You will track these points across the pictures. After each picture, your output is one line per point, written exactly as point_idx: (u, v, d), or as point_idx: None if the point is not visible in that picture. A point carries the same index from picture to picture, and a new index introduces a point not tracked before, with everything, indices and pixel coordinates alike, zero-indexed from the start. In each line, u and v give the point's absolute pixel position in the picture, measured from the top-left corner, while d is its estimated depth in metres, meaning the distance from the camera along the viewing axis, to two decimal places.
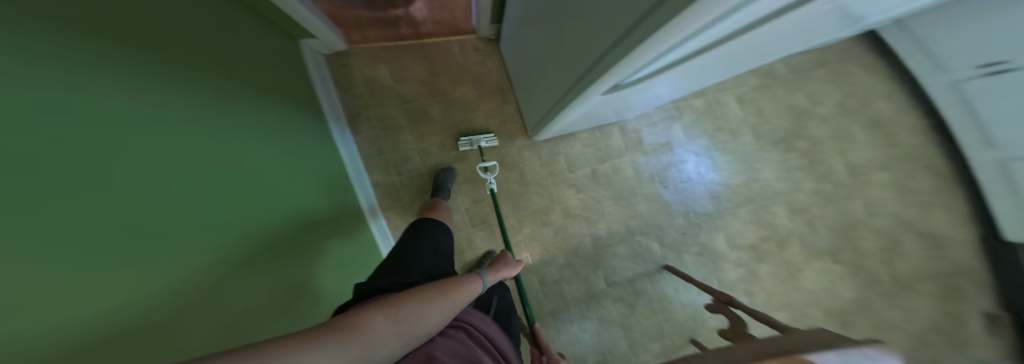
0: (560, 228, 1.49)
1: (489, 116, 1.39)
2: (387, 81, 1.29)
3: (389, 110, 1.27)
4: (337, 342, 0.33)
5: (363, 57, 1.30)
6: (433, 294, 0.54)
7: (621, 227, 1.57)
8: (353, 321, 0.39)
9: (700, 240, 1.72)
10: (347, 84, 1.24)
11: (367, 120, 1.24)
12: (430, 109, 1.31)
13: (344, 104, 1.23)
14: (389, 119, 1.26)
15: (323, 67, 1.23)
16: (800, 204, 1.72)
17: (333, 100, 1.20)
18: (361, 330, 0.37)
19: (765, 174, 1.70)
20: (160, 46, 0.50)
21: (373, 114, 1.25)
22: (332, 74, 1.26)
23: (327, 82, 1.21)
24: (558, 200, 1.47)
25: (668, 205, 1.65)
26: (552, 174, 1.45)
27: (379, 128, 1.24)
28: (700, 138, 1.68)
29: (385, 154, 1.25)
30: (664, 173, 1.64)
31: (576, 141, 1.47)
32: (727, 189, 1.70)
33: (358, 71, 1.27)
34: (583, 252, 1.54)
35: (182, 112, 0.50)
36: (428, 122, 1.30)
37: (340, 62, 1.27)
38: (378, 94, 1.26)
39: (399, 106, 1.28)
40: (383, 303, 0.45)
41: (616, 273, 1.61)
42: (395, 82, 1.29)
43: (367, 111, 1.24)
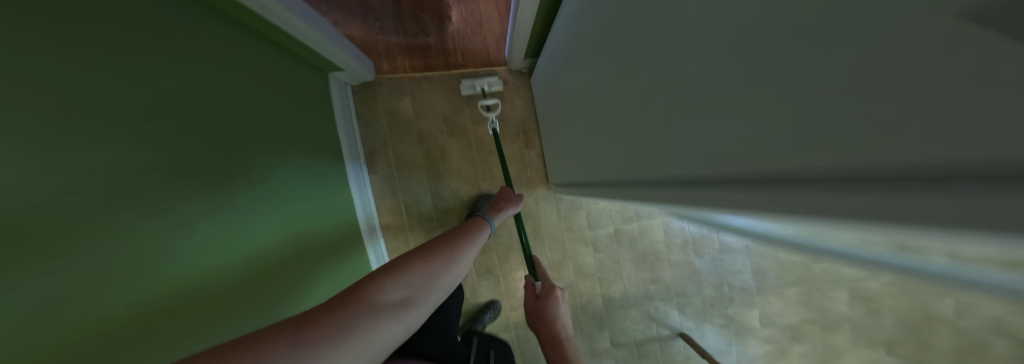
0: (570, 284, 1.40)
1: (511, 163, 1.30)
2: (410, 116, 1.22)
3: (406, 149, 1.22)
4: (363, 323, 0.34)
5: (387, 88, 1.21)
6: (449, 251, 0.52)
7: (639, 292, 1.43)
8: (373, 289, 0.38)
9: (731, 314, 1.50)
10: (373, 119, 1.21)
11: (383, 158, 1.21)
12: (446, 150, 1.23)
13: (364, 140, 1.21)
14: (405, 159, 1.22)
15: (349, 98, 1.18)
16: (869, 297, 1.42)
17: (353, 136, 1.18)
18: (387, 309, 0.37)
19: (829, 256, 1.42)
20: (228, 98, 0.60)
21: (390, 153, 1.22)
22: (357, 106, 1.20)
23: (350, 116, 1.18)
24: (572, 257, 1.37)
25: (698, 273, 1.47)
26: (570, 229, 1.34)
27: (395, 168, 1.22)
28: None
29: (399, 195, 1.25)
30: (699, 239, 1.45)
31: None
32: (771, 264, 1.48)
33: (382, 103, 1.21)
34: (591, 311, 1.44)
35: (236, 170, 0.58)
36: (445, 164, 1.24)
37: (363, 92, 1.21)
38: (399, 131, 1.21)
39: (417, 145, 1.23)
40: (404, 264, 0.44)
41: (624, 337, 1.48)
42: (415, 117, 1.22)
43: (385, 148, 1.21)
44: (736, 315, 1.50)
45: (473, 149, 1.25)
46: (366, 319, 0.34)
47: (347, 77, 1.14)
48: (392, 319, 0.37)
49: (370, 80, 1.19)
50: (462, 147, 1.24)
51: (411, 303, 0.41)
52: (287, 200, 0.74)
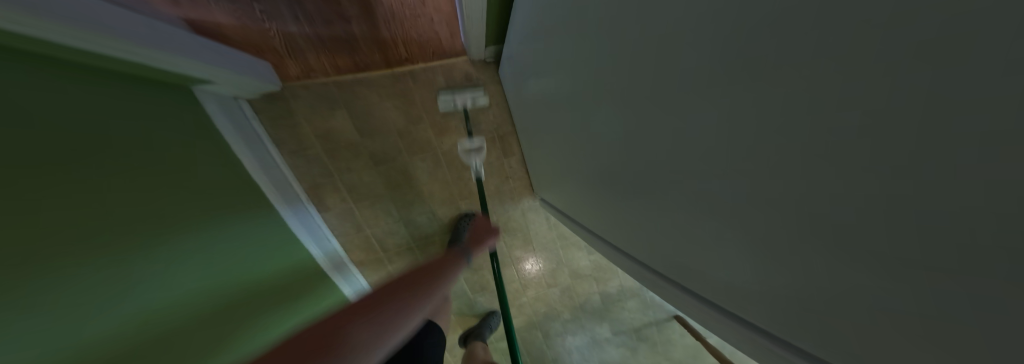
0: (567, 287, 1.35)
1: (489, 174, 1.12)
2: (353, 136, 0.96)
3: (359, 177, 0.99)
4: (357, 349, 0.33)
5: (305, 100, 0.93)
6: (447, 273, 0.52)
7: (636, 285, 1.40)
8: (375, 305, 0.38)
9: None
10: (300, 146, 0.95)
11: (333, 192, 1.00)
12: (413, 170, 1.02)
13: (297, 172, 0.96)
14: (360, 190, 1.01)
15: (252, 121, 0.89)
16: None
17: (281, 172, 0.93)
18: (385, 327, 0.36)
19: None
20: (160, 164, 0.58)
21: (339, 184, 0.99)
22: (266, 128, 0.92)
23: (267, 144, 0.92)
24: (566, 262, 1.29)
25: None
26: (563, 236, 1.23)
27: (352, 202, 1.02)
28: None
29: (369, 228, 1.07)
30: None
31: None
32: None
33: (302, 123, 0.94)
34: (590, 308, 1.42)
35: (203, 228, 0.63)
36: (413, 188, 1.04)
37: (269, 110, 0.91)
38: (343, 156, 0.97)
39: (373, 170, 1.00)
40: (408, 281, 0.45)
41: (623, 324, 1.51)
42: (361, 136, 0.97)
43: (332, 180, 0.99)
44: None
45: (442, 167, 1.05)
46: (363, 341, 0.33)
47: (236, 90, 0.82)
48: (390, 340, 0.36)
49: (275, 92, 0.91)
50: (429, 165, 1.03)
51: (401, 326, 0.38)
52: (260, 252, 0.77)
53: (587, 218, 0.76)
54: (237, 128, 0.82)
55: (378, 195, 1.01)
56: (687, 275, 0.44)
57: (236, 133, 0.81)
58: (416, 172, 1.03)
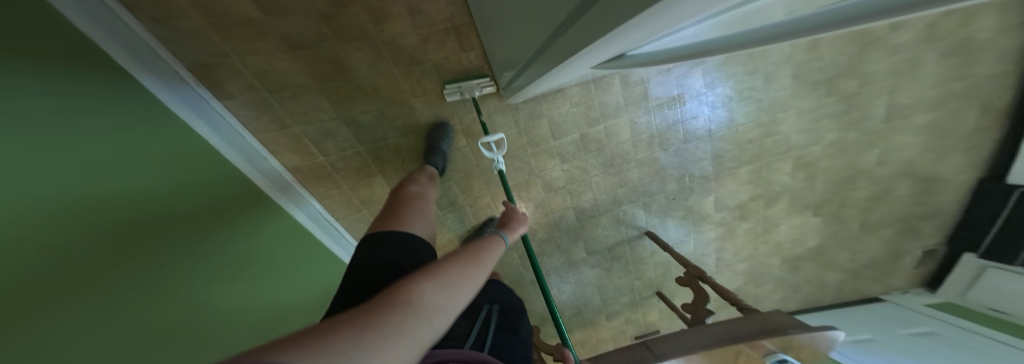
0: (542, 202, 1.33)
1: (445, 69, 1.00)
2: (254, 11, 0.74)
3: (275, 63, 0.84)
4: (412, 325, 0.24)
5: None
6: (476, 256, 0.45)
7: (608, 199, 1.39)
8: (416, 292, 0.30)
9: (691, 204, 1.53)
10: (175, 17, 0.71)
11: (238, 78, 0.84)
12: (348, 61, 0.88)
13: (176, 51, 0.76)
14: (281, 80, 0.87)
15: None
16: (813, 166, 1.41)
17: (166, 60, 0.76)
18: (431, 311, 0.28)
19: (787, 127, 1.29)
20: (56, 118, 0.56)
21: (241, 67, 0.83)
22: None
23: (128, 21, 0.69)
24: (539, 173, 1.26)
25: (664, 170, 1.37)
26: (533, 143, 1.18)
27: (272, 93, 0.89)
28: (723, 82, 1.16)
29: (297, 125, 0.96)
30: (668, 132, 1.26)
31: (564, 99, 1.10)
32: (732, 149, 1.35)
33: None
34: (565, 225, 1.43)
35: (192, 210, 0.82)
36: (352, 82, 0.92)
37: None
38: (244, 36, 0.77)
39: (291, 56, 0.84)
40: (442, 268, 0.38)
41: (597, 243, 1.55)
42: (266, 14, 0.75)
43: (229, 61, 0.81)
44: (694, 203, 1.52)
45: (385, 60, 0.92)
46: (404, 319, 0.24)
47: None
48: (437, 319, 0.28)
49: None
50: (369, 55, 0.90)
51: (448, 305, 0.31)
52: (171, 195, 0.78)
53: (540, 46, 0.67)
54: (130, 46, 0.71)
55: (307, 85, 0.89)
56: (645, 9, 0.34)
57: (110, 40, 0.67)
58: (349, 60, 0.89)
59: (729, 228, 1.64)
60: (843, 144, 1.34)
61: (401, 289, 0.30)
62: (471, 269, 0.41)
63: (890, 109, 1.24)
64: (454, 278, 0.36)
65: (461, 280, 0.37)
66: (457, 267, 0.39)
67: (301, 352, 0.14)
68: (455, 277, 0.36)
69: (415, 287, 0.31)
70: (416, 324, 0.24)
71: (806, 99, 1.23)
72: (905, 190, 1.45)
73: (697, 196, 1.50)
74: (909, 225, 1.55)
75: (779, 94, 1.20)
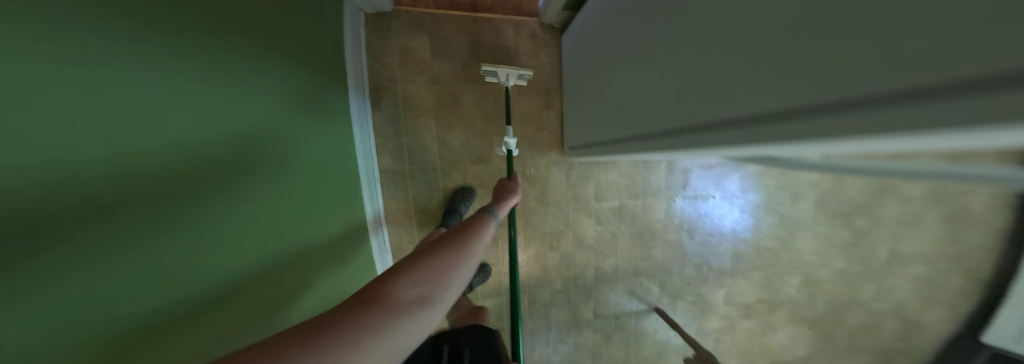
0: (567, 255, 1.39)
1: (526, 121, 1.22)
2: (426, 56, 1.04)
3: (419, 91, 1.05)
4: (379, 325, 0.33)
5: (404, 24, 1.01)
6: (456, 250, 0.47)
7: (630, 268, 1.49)
8: (387, 288, 0.37)
9: (703, 295, 1.63)
10: (384, 52, 1.01)
11: (390, 95, 1.04)
12: (464, 99, 1.11)
13: (370, 72, 1.01)
14: (415, 102, 1.06)
15: (360, 27, 0.98)
16: (813, 286, 1.52)
17: (362, 73, 1.00)
18: (399, 308, 0.36)
19: (802, 245, 1.45)
20: (242, 73, 0.51)
21: (399, 91, 1.04)
22: (367, 35, 0.99)
23: (361, 48, 0.98)
24: (573, 227, 1.35)
25: (686, 255, 1.52)
26: (577, 198, 1.32)
27: (403, 109, 1.05)
28: (753, 192, 1.41)
29: (406, 138, 1.08)
30: (695, 222, 1.47)
31: (613, 169, 1.30)
32: (752, 253, 1.53)
33: (394, 38, 1.01)
34: (582, 282, 1.47)
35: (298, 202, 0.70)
36: (458, 111, 1.11)
37: (376, 24, 0.99)
38: (411, 70, 1.03)
39: (431, 87, 1.06)
40: (418, 264, 0.42)
41: (606, 308, 1.57)
42: (433, 59, 1.04)
43: (394, 86, 1.03)
44: (707, 295, 1.62)
45: (489, 102, 1.14)
46: (375, 316, 0.33)
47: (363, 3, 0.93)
48: (401, 316, 0.35)
49: (387, 12, 1.00)
50: (479, 98, 1.12)
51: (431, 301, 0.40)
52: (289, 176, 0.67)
53: (610, 140, 0.88)
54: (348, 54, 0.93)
55: (430, 110, 1.07)
56: (668, 146, 0.58)
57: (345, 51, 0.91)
58: (473, 103, 1.12)
59: (728, 322, 1.65)
60: (848, 274, 1.49)
61: (377, 285, 0.37)
62: (445, 264, 0.44)
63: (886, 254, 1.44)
64: (420, 276, 0.41)
65: (426, 280, 0.41)
66: (427, 264, 0.43)
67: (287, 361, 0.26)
68: (423, 274, 0.41)
69: (387, 285, 0.37)
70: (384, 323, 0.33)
71: (809, 217, 1.43)
72: (895, 329, 1.55)
73: (711, 288, 1.60)
74: (892, 363, 1.61)
75: (803, 214, 1.42)
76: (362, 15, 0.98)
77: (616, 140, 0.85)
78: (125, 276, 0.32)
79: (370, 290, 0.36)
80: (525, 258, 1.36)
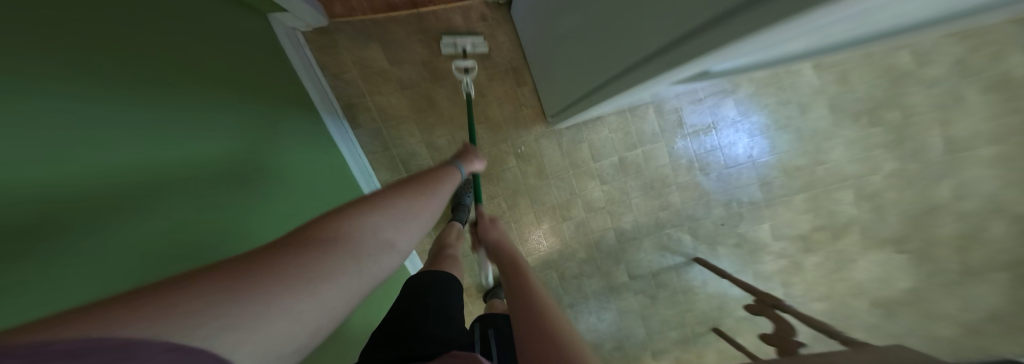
0: (582, 222, 1.38)
1: (502, 102, 1.23)
2: (385, 64, 1.09)
3: (390, 99, 1.12)
4: (344, 259, 0.29)
5: (349, 35, 1.05)
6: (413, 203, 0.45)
7: (651, 222, 1.45)
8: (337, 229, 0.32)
9: (743, 231, 1.56)
10: (340, 70, 1.07)
11: (367, 111, 1.11)
12: (435, 96, 1.15)
13: (336, 92, 1.08)
14: (390, 111, 1.12)
15: (304, 47, 1.02)
16: (859, 187, 1.52)
17: (325, 89, 1.06)
18: (371, 246, 0.33)
19: (834, 155, 1.46)
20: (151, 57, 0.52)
21: (371, 104, 1.11)
22: (315, 55, 1.04)
23: (315, 68, 1.04)
24: (580, 192, 1.34)
25: (707, 194, 1.47)
26: (575, 164, 1.31)
27: (382, 120, 1.12)
28: (756, 114, 1.41)
29: (394, 148, 1.15)
30: (706, 158, 1.44)
31: (602, 126, 1.31)
32: (780, 176, 1.49)
33: (344, 52, 1.05)
34: (606, 247, 1.44)
35: (253, 173, 0.71)
36: (434, 111, 1.16)
37: (319, 41, 1.03)
38: (376, 81, 1.09)
39: (400, 94, 1.12)
40: (381, 202, 0.40)
41: (640, 267, 1.53)
42: (392, 65, 1.09)
43: (365, 100, 1.10)
44: (748, 231, 1.55)
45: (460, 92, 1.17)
46: (357, 255, 0.31)
47: (296, 22, 0.97)
48: (370, 256, 0.32)
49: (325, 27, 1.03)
50: (449, 91, 1.15)
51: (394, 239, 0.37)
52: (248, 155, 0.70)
53: (585, 91, 0.88)
54: (303, 72, 0.99)
55: (406, 115, 1.13)
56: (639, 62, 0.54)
57: (299, 73, 0.98)
58: (447, 99, 1.16)
59: (793, 260, 1.61)
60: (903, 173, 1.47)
61: (333, 224, 0.33)
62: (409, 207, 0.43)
63: (912, 145, 1.46)
64: (388, 216, 0.39)
65: (395, 222, 0.39)
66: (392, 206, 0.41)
67: (248, 276, 0.21)
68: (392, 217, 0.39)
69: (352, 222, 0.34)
70: (360, 256, 0.31)
71: (822, 123, 1.45)
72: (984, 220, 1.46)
73: (749, 222, 1.54)
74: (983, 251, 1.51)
75: (818, 124, 1.44)
76: (303, 35, 1.02)
77: (589, 85, 0.83)
78: (51, 208, 0.33)
79: (330, 227, 0.32)
80: (543, 235, 1.36)
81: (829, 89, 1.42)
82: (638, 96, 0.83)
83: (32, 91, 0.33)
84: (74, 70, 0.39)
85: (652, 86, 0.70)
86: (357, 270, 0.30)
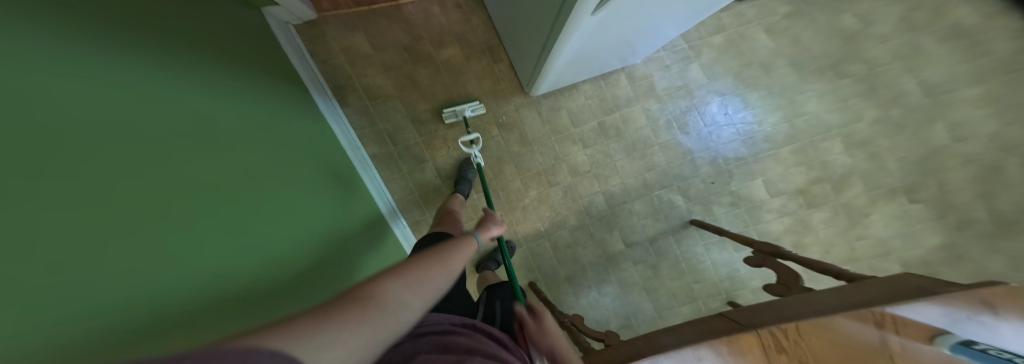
0: (570, 187, 1.40)
1: (481, 77, 1.32)
2: (368, 49, 1.20)
3: (375, 80, 1.22)
4: (373, 321, 0.27)
5: (335, 26, 1.18)
6: (438, 262, 0.46)
7: (639, 185, 1.46)
8: (378, 286, 0.32)
9: (735, 189, 1.54)
10: (328, 56, 1.18)
11: (354, 91, 1.21)
12: (416, 74, 1.24)
13: (325, 76, 1.19)
14: (375, 90, 1.21)
15: (295, 37, 1.13)
16: (844, 136, 1.52)
17: (315, 74, 1.16)
18: (394, 307, 0.31)
19: (812, 106, 1.49)
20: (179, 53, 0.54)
21: (357, 84, 1.20)
22: (305, 44, 1.16)
23: (306, 56, 1.15)
24: (564, 158, 1.38)
25: (690, 153, 1.49)
26: (556, 131, 1.36)
27: (368, 99, 1.21)
28: (723, 76, 1.48)
29: (380, 124, 1.23)
30: (684, 119, 1.48)
31: (578, 94, 1.37)
32: (761, 131, 1.51)
33: (331, 41, 1.18)
34: (597, 212, 1.44)
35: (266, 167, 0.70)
36: (416, 88, 1.25)
37: (309, 33, 1.16)
38: (361, 63, 1.20)
39: (385, 74, 1.22)
40: (404, 267, 0.40)
41: (635, 233, 1.51)
42: (375, 50, 1.20)
43: (351, 81, 1.20)
44: (741, 189, 1.54)
45: (438, 70, 1.27)
46: (380, 314, 0.29)
47: (288, 16, 1.09)
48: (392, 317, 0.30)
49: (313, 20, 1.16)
50: (429, 70, 1.25)
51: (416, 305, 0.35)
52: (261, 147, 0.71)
53: (545, 43, 0.97)
54: (296, 60, 1.08)
55: (390, 92, 1.22)
56: None
57: (294, 59, 1.06)
58: (428, 76, 1.26)
59: (798, 218, 1.57)
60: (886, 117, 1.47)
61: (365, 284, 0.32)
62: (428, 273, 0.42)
63: (887, 91, 1.47)
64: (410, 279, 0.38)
65: (416, 283, 0.38)
66: (418, 267, 0.42)
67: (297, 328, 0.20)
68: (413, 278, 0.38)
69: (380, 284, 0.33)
70: (383, 315, 0.29)
71: (791, 78, 1.49)
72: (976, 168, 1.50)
73: (740, 179, 1.53)
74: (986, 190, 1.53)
75: (787, 79, 1.49)
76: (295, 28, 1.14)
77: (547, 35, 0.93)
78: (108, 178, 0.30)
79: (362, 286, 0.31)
80: (532, 203, 1.38)
81: (790, 46, 1.49)
82: (592, 39, 0.92)
83: (81, 59, 0.32)
84: (108, 49, 0.38)
85: (596, 19, 0.78)
86: (380, 330, 0.28)
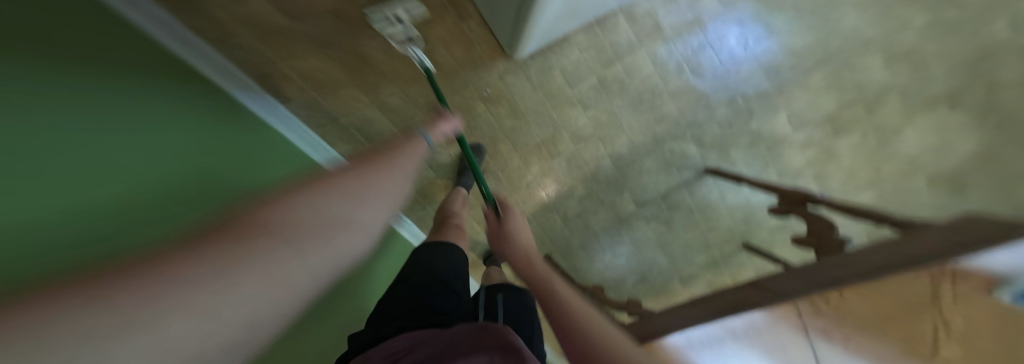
0: (573, 155, 1.29)
1: (453, 42, 1.09)
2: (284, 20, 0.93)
3: (313, 63, 1.01)
4: (266, 253, 0.19)
5: None
6: (381, 169, 0.38)
7: (649, 141, 1.34)
8: (271, 216, 0.22)
9: (754, 129, 1.40)
10: (224, 35, 0.90)
11: (290, 81, 1.02)
12: (365, 50, 1.02)
13: (233, 62, 0.95)
14: (318, 77, 1.04)
15: (162, 15, 0.83)
16: (890, 48, 1.29)
17: (224, 66, 0.94)
18: (312, 231, 0.23)
19: (854, 17, 1.24)
20: None
21: (288, 70, 1.00)
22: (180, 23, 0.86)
23: (181, 35, 0.86)
24: (563, 124, 1.25)
25: (704, 96, 1.33)
26: (550, 95, 1.22)
27: (315, 88, 1.06)
28: None
29: (342, 117, 1.12)
30: (696, 58, 1.28)
31: (571, 48, 1.18)
32: (788, 59, 1.30)
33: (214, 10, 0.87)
34: (604, 176, 1.35)
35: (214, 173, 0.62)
36: (373, 69, 1.06)
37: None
38: (283, 43, 0.96)
39: (317, 52, 1.00)
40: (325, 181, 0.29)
41: (646, 192, 1.42)
42: (291, 20, 0.93)
43: (278, 66, 0.99)
44: (762, 127, 1.40)
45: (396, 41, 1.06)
46: (277, 243, 0.20)
47: None
48: (314, 246, 0.22)
49: None
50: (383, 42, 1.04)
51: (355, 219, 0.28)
52: None
53: None
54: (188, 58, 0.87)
55: (341, 78, 1.06)
56: None
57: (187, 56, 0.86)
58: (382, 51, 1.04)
59: (824, 148, 1.44)
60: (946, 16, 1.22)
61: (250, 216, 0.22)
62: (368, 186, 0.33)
63: None
64: (341, 193, 0.29)
65: (352, 200, 0.29)
66: (349, 181, 0.31)
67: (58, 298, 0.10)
68: (348, 195, 0.29)
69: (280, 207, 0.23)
70: (283, 246, 0.20)
71: None
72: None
73: (761, 117, 1.38)
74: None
75: None
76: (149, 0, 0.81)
77: None
78: None
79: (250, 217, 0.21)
80: (534, 177, 1.29)
81: None
82: None
83: None
84: None
85: None
86: (294, 265, 0.20)
